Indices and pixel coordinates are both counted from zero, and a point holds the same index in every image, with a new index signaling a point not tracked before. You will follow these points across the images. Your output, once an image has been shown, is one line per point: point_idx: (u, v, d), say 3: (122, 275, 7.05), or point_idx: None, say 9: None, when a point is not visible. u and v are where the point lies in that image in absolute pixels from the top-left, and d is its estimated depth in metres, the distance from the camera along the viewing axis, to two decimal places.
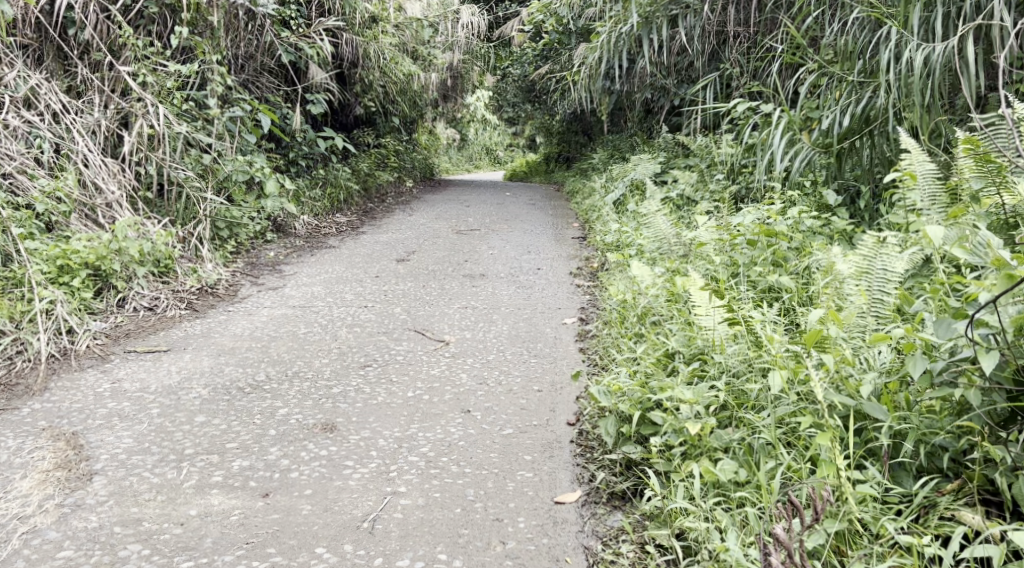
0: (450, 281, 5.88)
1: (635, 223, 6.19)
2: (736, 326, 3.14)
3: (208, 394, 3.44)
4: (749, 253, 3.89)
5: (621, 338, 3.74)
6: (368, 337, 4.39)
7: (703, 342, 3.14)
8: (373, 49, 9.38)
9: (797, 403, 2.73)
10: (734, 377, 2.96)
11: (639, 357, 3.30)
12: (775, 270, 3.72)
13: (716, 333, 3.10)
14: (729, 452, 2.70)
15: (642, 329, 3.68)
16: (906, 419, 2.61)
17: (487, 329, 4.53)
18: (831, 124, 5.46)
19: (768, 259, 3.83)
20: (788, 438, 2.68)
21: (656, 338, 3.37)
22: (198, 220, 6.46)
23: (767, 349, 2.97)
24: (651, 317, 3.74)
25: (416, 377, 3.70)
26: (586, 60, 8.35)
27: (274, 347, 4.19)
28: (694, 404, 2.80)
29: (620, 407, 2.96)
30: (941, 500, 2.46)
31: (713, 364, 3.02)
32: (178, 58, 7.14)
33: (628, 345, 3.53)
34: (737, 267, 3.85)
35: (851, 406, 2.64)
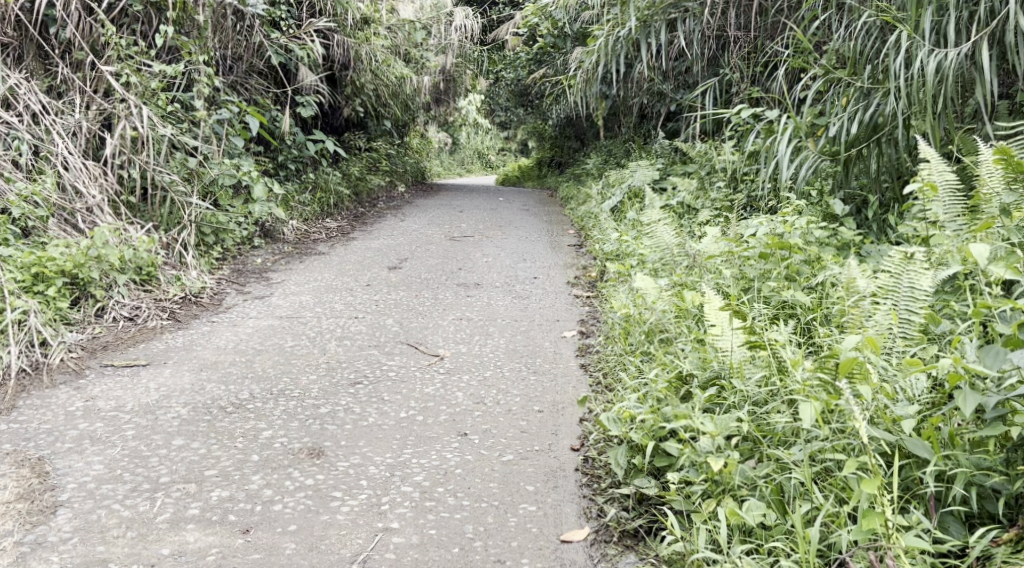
0: (444, 290, 5.68)
1: (635, 231, 6.01)
2: (755, 349, 2.96)
3: (187, 413, 3.24)
4: (761, 267, 3.71)
5: (625, 357, 3.55)
6: (358, 350, 4.19)
7: (720, 366, 2.97)
8: (365, 51, 9.18)
9: (830, 438, 2.54)
10: (755, 406, 2.78)
11: (648, 379, 3.11)
12: (789, 286, 3.54)
13: (734, 356, 2.94)
14: (755, 490, 2.50)
15: (649, 347, 3.49)
16: (952, 459, 2.43)
17: (483, 342, 4.34)
18: (838, 131, 5.27)
19: (782, 274, 3.64)
20: (820, 476, 2.49)
21: (666, 360, 3.18)
22: (183, 226, 6.25)
23: (792, 376, 2.79)
24: (658, 334, 3.56)
25: (409, 395, 3.50)
26: (582, 64, 8.18)
27: (259, 362, 3.98)
28: (716, 435, 2.60)
29: (633, 437, 2.76)
30: (997, 553, 2.27)
31: (733, 389, 2.84)
32: (164, 58, 6.93)
33: (636, 366, 3.33)
34: (749, 282, 3.67)
35: (892, 442, 2.45)
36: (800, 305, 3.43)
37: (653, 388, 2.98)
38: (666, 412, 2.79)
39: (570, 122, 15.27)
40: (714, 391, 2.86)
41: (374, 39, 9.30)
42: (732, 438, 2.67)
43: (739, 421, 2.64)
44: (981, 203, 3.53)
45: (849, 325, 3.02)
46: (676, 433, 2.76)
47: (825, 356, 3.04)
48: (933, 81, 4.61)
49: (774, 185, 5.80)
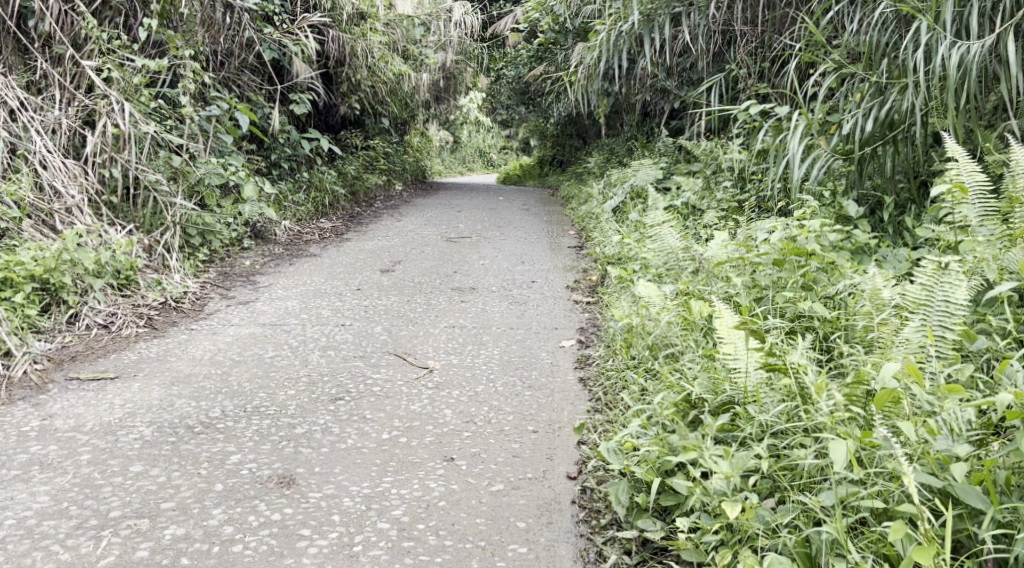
0: (438, 295, 5.42)
1: (638, 233, 5.75)
2: (773, 372, 2.71)
3: (150, 433, 2.98)
4: (775, 274, 3.44)
5: (627, 373, 3.29)
6: (343, 362, 3.93)
7: (734, 389, 2.72)
8: (361, 46, 8.91)
9: (864, 479, 2.31)
10: (775, 437, 2.54)
11: (654, 400, 2.86)
12: (806, 295, 3.27)
13: (749, 379, 2.69)
14: (776, 541, 2.27)
15: (654, 363, 3.24)
16: (1009, 509, 2.19)
17: (476, 353, 4.07)
18: (852, 129, 5.02)
19: (798, 282, 3.39)
20: (853, 525, 2.26)
21: (673, 380, 2.93)
22: (166, 227, 5.97)
23: (816, 403, 2.55)
24: (661, 347, 3.31)
25: (393, 414, 3.23)
26: (584, 60, 7.91)
27: (235, 375, 3.72)
28: (732, 476, 2.37)
29: (635, 471, 2.52)
30: None
31: (749, 419, 2.59)
32: (149, 52, 6.65)
33: (638, 384, 3.08)
34: (762, 292, 3.41)
35: (939, 489, 2.22)
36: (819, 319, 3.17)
37: (659, 414, 2.73)
38: (675, 444, 2.54)
39: (572, 119, 14.98)
40: (728, 419, 2.62)
41: (371, 34, 9.03)
42: (748, 478, 2.43)
43: (757, 459, 2.40)
44: (1016, 208, 3.30)
45: (879, 344, 2.78)
46: (685, 468, 2.52)
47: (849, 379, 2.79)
48: (955, 76, 4.36)
49: (784, 185, 5.53)
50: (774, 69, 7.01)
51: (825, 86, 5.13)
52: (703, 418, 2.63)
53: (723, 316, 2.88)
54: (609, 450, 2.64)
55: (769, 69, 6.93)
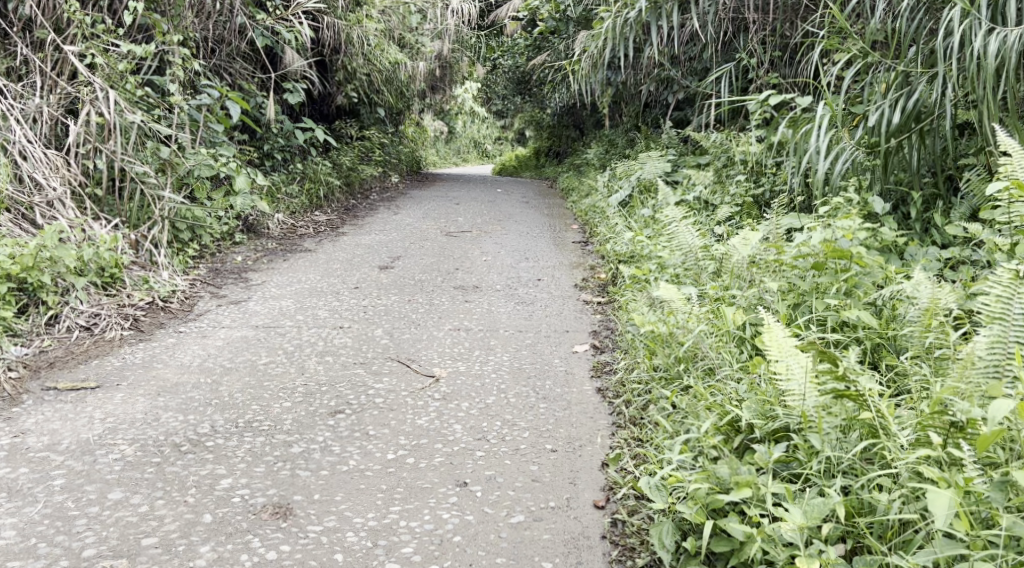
0: (440, 293, 5.16)
1: (650, 229, 5.50)
2: (832, 397, 2.49)
3: (132, 452, 2.70)
4: (813, 279, 3.21)
5: (654, 386, 3.05)
6: (342, 369, 3.66)
7: (787, 416, 2.50)
8: (356, 34, 8.61)
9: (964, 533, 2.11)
10: (844, 474, 2.33)
11: (695, 424, 2.63)
12: (851, 303, 3.05)
13: (805, 406, 2.47)
14: None
15: (686, 376, 3.00)
16: None
17: (484, 359, 3.81)
18: (878, 121, 4.78)
19: (840, 289, 3.16)
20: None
21: (713, 400, 2.71)
22: (154, 221, 5.70)
23: (892, 438, 2.33)
24: (691, 355, 3.09)
25: (398, 430, 2.98)
26: (588, 48, 7.63)
27: (226, 384, 3.45)
28: (801, 526, 2.16)
29: (682, 511, 2.31)
30: None
31: (809, 451, 2.39)
32: (134, 37, 6.36)
33: (670, 400, 2.85)
34: (801, 299, 3.19)
35: None
36: (865, 332, 2.98)
37: (703, 441, 2.52)
38: (725, 480, 2.34)
39: (570, 109, 14.70)
40: (785, 450, 2.42)
41: (367, 20, 8.72)
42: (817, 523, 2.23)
43: (830, 506, 2.21)
44: None
45: (956, 366, 2.57)
46: (739, 507, 2.32)
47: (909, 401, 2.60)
48: (992, 63, 4.14)
49: (803, 179, 5.28)
50: (787, 58, 6.75)
51: (850, 76, 4.89)
52: (757, 449, 2.42)
53: (772, 331, 2.66)
54: (651, 486, 2.43)
55: (783, 57, 6.67)
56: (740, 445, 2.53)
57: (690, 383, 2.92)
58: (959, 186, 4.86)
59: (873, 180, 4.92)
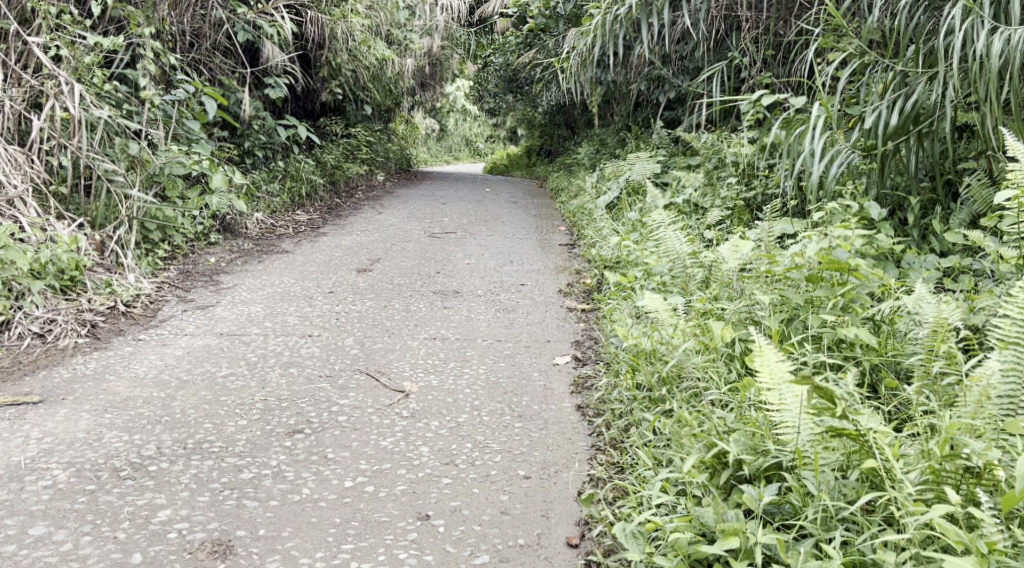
0: (418, 299, 4.94)
1: (639, 233, 5.28)
2: (830, 433, 2.30)
3: (65, 479, 2.53)
4: (808, 291, 3.00)
5: (636, 407, 2.85)
6: (306, 383, 3.43)
7: (780, 453, 2.31)
8: (341, 29, 8.38)
9: None
10: (844, 524, 2.15)
11: (681, 458, 2.44)
12: (849, 319, 2.85)
13: (799, 443, 2.28)
14: None
15: (671, 399, 2.80)
16: None
17: (459, 372, 3.59)
18: (875, 122, 4.57)
19: (837, 303, 2.95)
20: None
21: (699, 429, 2.52)
22: (121, 221, 5.45)
23: (898, 485, 2.14)
24: (674, 374, 2.89)
25: (359, 452, 2.76)
26: (577, 45, 7.42)
27: (180, 400, 3.22)
28: None
29: (662, 564, 2.15)
30: None
31: (803, 494, 2.21)
32: (106, 28, 6.11)
33: (654, 426, 2.66)
34: (795, 313, 2.97)
35: None
36: (864, 351, 2.78)
37: (687, 479, 2.34)
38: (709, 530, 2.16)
39: (562, 108, 14.45)
40: (777, 493, 2.24)
41: (352, 15, 8.46)
42: None
43: None
44: None
45: (969, 400, 2.38)
46: (725, 558, 2.15)
47: (911, 433, 2.40)
48: (997, 64, 3.95)
49: (797, 183, 5.07)
50: (781, 58, 6.55)
51: (846, 75, 4.67)
52: (746, 489, 2.24)
53: (763, 356, 2.45)
54: (627, 534, 2.25)
55: (777, 56, 6.47)
56: (727, 482, 2.34)
57: (675, 407, 2.72)
58: (959, 191, 4.67)
59: (869, 184, 4.72)
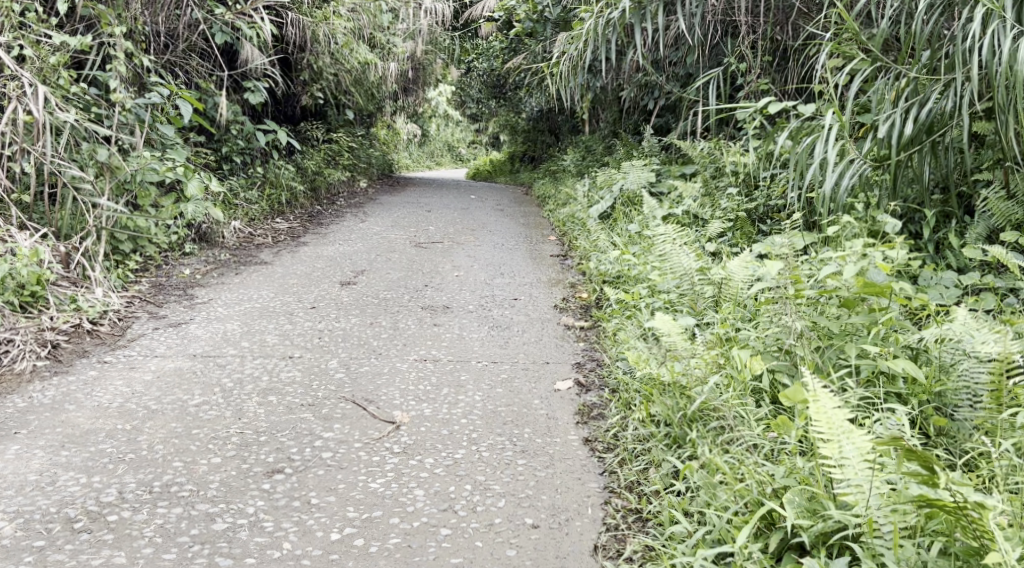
0: (406, 315, 4.65)
1: (639, 246, 5.02)
2: (897, 495, 2.12)
3: (10, 534, 2.29)
4: (844, 319, 2.77)
5: (659, 448, 2.63)
6: (286, 413, 3.14)
7: (842, 518, 2.13)
8: (323, 31, 8.08)
9: None
10: None
11: (727, 519, 2.26)
12: (894, 353, 2.64)
13: (865, 508, 2.10)
14: None
15: (698, 440, 2.58)
16: None
17: (454, 400, 3.30)
18: (888, 131, 4.31)
19: (878, 334, 2.73)
20: None
21: (743, 482, 2.32)
22: (88, 232, 5.14)
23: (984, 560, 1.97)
24: (700, 411, 2.66)
25: (346, 497, 2.49)
26: (567, 50, 7.14)
27: (147, 433, 2.93)
28: None
29: None
30: None
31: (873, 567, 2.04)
32: (75, 27, 5.79)
33: (689, 476, 2.45)
34: (832, 343, 2.75)
35: None
36: (909, 386, 2.57)
37: (739, 546, 2.15)
38: None
39: (547, 113, 14.18)
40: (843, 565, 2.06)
41: (334, 18, 8.17)
42: None
43: None
44: None
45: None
46: None
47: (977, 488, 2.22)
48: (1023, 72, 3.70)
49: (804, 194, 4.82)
50: (777, 63, 6.38)
51: (858, 80, 4.40)
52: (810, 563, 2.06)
53: (818, 402, 2.26)
54: None
55: (773, 62, 6.29)
56: (780, 548, 2.17)
57: (705, 452, 2.49)
58: (973, 204, 4.44)
59: (880, 196, 4.48)
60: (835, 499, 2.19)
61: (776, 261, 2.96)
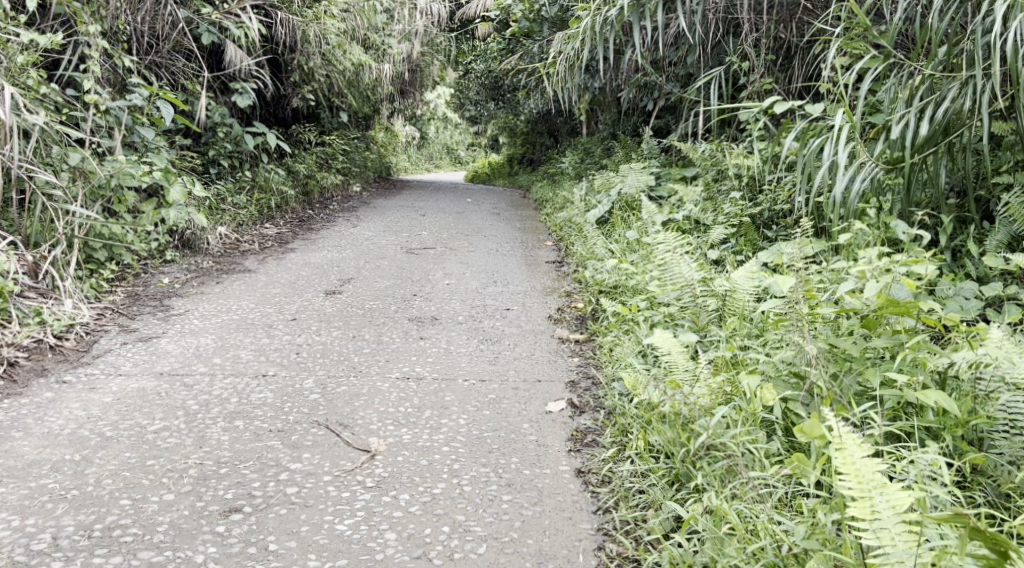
0: (391, 328, 4.39)
1: (638, 254, 4.76)
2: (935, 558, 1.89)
3: None
4: (865, 343, 2.52)
5: (661, 490, 2.42)
6: (252, 440, 2.88)
7: None
8: (314, 31, 7.82)
9: None
10: None
11: None
12: (922, 382, 2.38)
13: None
14: None
15: (705, 485, 2.36)
16: None
17: (436, 425, 3.03)
18: (903, 131, 4.03)
19: (904, 358, 2.47)
20: None
21: (757, 540, 2.12)
22: (58, 240, 4.87)
23: None
24: (704, 447, 2.43)
25: (309, 542, 2.32)
26: (564, 49, 6.86)
27: (97, 464, 2.67)
28: None
29: None
30: None
31: None
32: (49, 26, 5.52)
33: (696, 526, 2.25)
34: (852, 369, 2.50)
35: None
36: (940, 419, 2.33)
37: None
38: None
39: (546, 114, 13.91)
40: None
41: (326, 17, 7.92)
42: None
43: None
44: None
45: None
46: None
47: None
48: None
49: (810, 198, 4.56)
50: (781, 62, 6.08)
51: (870, 77, 4.13)
52: None
53: (845, 450, 2.03)
54: None
55: (777, 60, 6.00)
56: None
57: (711, 499, 2.27)
58: (992, 208, 4.16)
59: (893, 201, 4.21)
60: (860, 560, 1.99)
61: (788, 275, 2.71)
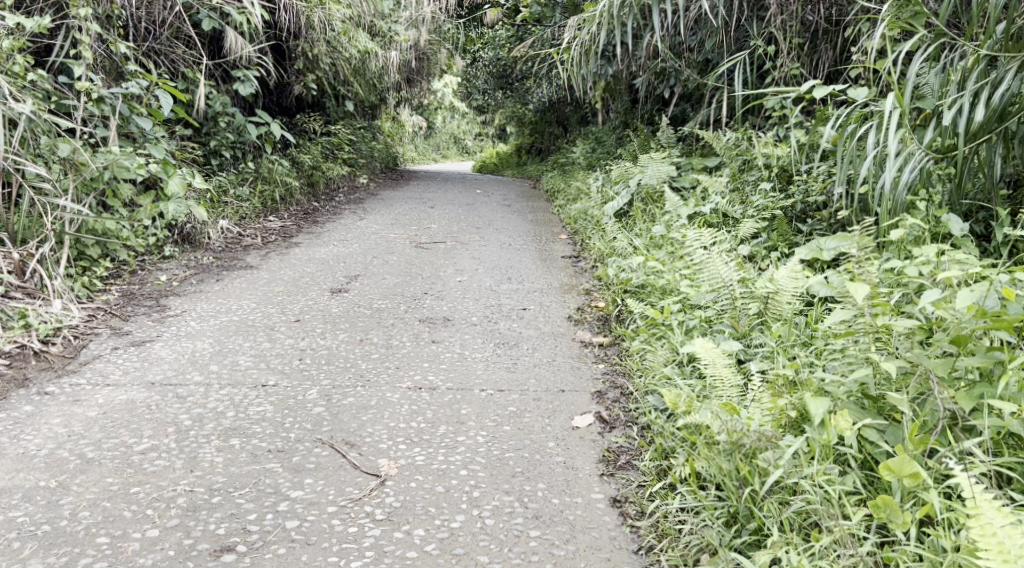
0: (401, 330, 4.09)
1: (666, 251, 4.46)
2: None
3: None
4: (950, 364, 2.27)
5: (724, 533, 2.24)
6: (249, 463, 2.60)
7: None
8: (318, 16, 7.50)
9: None
10: None
11: None
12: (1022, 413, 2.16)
13: None
14: None
15: (775, 529, 2.18)
16: None
17: (451, 444, 2.72)
18: (957, 117, 3.68)
19: (996, 383, 2.22)
20: None
21: None
22: (45, 238, 4.57)
23: None
24: (775, 487, 2.26)
25: None
26: (579, 33, 6.50)
27: (74, 493, 2.45)
28: None
29: None
30: None
31: None
32: (38, 9, 5.21)
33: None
34: (936, 393, 2.26)
35: None
36: None
37: None
38: None
39: (556, 103, 13.59)
40: None
41: (330, 3, 7.61)
42: None
43: None
44: None
45: None
46: None
47: None
48: None
49: (850, 188, 4.23)
50: (810, 45, 5.71)
51: (919, 59, 3.79)
52: None
53: (983, 520, 1.93)
54: None
55: (805, 44, 5.64)
56: None
57: (789, 556, 2.09)
58: None
59: (942, 193, 3.88)
60: None
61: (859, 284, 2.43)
